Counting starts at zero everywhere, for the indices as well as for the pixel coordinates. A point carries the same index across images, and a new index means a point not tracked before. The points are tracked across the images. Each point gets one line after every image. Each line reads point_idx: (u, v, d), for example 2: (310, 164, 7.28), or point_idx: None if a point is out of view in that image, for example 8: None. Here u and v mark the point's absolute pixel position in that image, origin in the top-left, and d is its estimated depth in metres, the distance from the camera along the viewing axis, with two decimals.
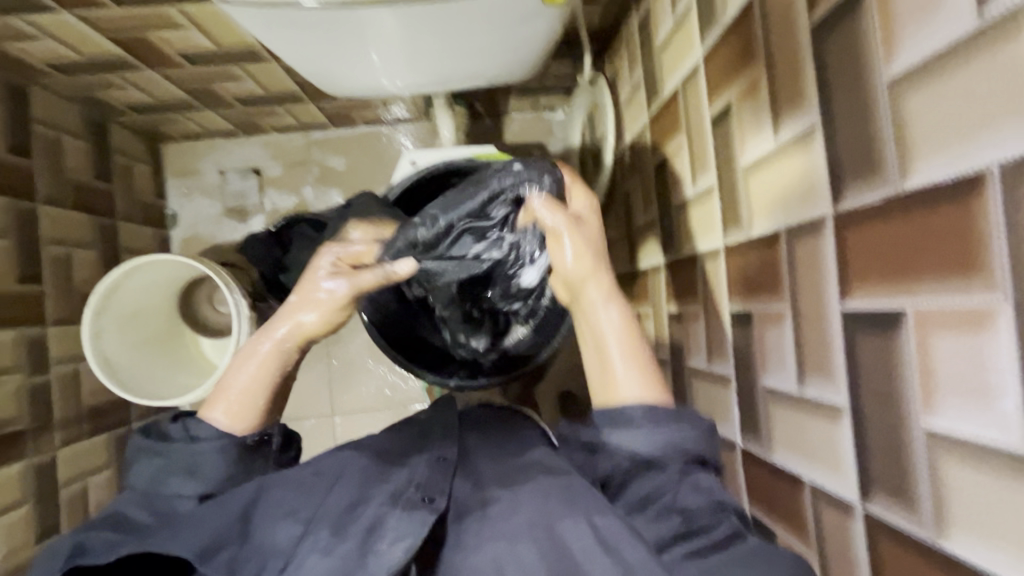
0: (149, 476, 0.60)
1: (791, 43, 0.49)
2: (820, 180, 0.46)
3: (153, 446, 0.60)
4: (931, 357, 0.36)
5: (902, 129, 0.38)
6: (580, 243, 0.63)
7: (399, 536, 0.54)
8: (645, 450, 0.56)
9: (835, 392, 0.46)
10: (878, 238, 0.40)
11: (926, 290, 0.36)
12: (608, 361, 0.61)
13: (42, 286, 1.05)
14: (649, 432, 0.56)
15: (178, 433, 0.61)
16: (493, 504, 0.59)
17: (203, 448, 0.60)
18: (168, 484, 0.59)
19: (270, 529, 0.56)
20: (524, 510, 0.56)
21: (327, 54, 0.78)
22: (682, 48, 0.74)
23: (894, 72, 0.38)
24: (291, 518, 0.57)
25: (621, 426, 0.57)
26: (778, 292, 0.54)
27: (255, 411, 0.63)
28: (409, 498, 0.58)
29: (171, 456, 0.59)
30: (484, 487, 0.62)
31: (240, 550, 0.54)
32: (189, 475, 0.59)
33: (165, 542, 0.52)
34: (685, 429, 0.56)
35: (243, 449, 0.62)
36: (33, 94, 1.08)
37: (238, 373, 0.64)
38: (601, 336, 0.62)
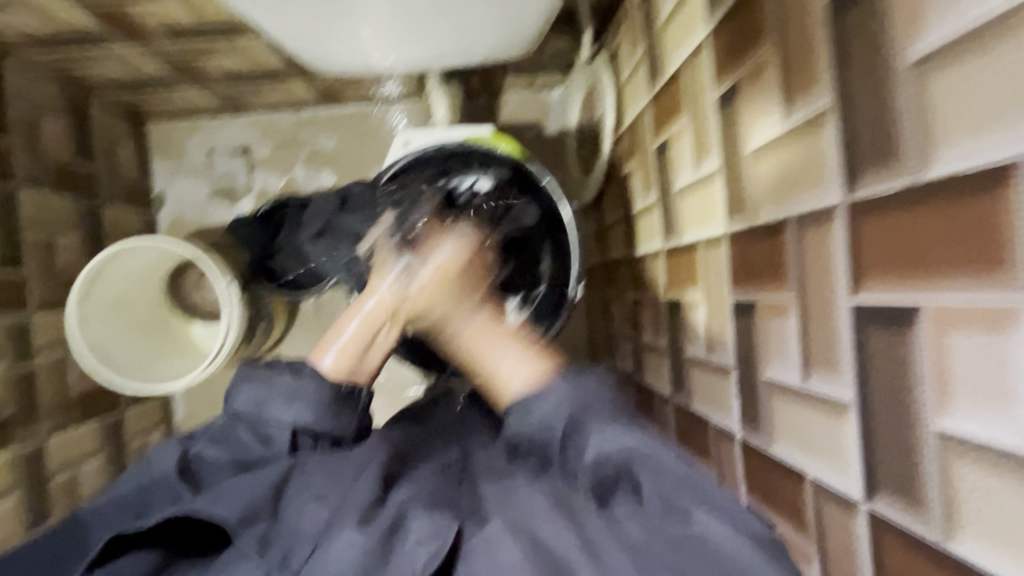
0: (253, 401, 0.57)
1: (805, 20, 0.46)
2: (831, 167, 0.44)
3: (262, 374, 0.58)
4: (946, 356, 0.35)
5: (924, 115, 0.35)
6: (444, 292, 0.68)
7: (423, 537, 0.45)
8: (540, 429, 0.55)
9: (840, 387, 0.45)
10: (893, 229, 0.38)
11: (944, 286, 0.34)
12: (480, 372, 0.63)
13: (24, 270, 1.02)
14: (528, 411, 0.56)
15: (283, 366, 0.59)
16: (486, 506, 0.50)
17: (303, 382, 0.57)
18: (269, 413, 0.56)
19: (298, 512, 0.48)
20: (533, 505, 0.49)
21: (314, 29, 0.74)
22: (686, 25, 0.71)
23: (918, 53, 0.35)
24: (321, 501, 0.49)
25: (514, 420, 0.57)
26: (782, 282, 0.52)
27: (353, 357, 0.64)
28: (430, 499, 0.50)
29: (276, 385, 0.57)
30: (474, 485, 0.55)
31: (271, 529, 0.47)
32: (290, 404, 0.57)
33: (207, 507, 0.47)
34: (554, 393, 0.55)
35: (337, 396, 0.58)
36: (8, 69, 1.03)
37: (347, 324, 0.67)
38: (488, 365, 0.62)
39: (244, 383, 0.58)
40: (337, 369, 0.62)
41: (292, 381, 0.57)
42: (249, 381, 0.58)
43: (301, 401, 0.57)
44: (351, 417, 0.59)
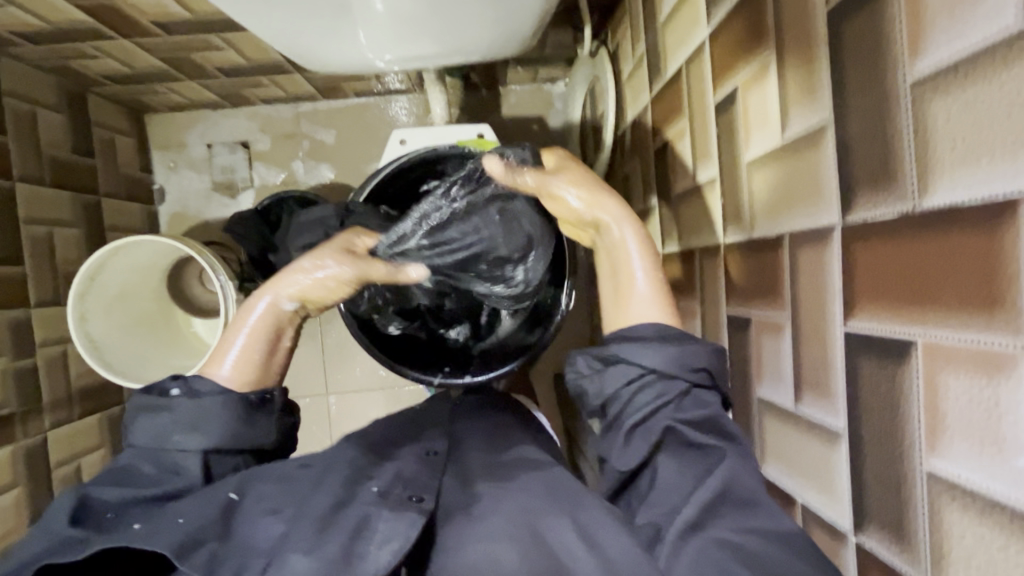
0: (154, 433, 0.56)
1: (805, 29, 0.44)
2: (828, 187, 0.42)
3: (154, 403, 0.57)
4: (938, 396, 0.33)
5: (924, 138, 0.33)
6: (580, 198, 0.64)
7: (386, 538, 0.48)
8: (660, 365, 0.52)
9: (833, 415, 0.43)
10: (889, 256, 0.36)
11: (940, 323, 0.33)
12: (624, 283, 0.61)
13: (23, 267, 1.03)
14: (659, 349, 0.52)
15: (177, 391, 0.58)
16: (477, 503, 0.54)
17: (205, 404, 0.57)
18: (170, 440, 0.56)
19: (251, 526, 0.50)
20: (506, 507, 0.53)
21: (304, 30, 0.72)
22: (687, 23, 0.68)
23: (919, 72, 0.33)
24: (274, 515, 0.51)
25: (630, 341, 0.54)
26: (778, 300, 0.51)
27: (257, 364, 0.64)
28: (397, 497, 0.52)
29: (175, 411, 0.57)
30: (470, 483, 0.58)
31: (221, 548, 0.47)
32: (192, 431, 0.56)
33: (142, 537, 0.46)
34: (692, 345, 0.53)
35: (247, 406, 0.60)
36: (3, 64, 1.02)
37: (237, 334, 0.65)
38: (625, 263, 0.61)
39: (140, 417, 0.57)
40: (240, 372, 0.63)
41: (190, 402, 0.57)
42: (144, 416, 0.57)
43: (200, 425, 0.57)
44: (268, 425, 0.61)
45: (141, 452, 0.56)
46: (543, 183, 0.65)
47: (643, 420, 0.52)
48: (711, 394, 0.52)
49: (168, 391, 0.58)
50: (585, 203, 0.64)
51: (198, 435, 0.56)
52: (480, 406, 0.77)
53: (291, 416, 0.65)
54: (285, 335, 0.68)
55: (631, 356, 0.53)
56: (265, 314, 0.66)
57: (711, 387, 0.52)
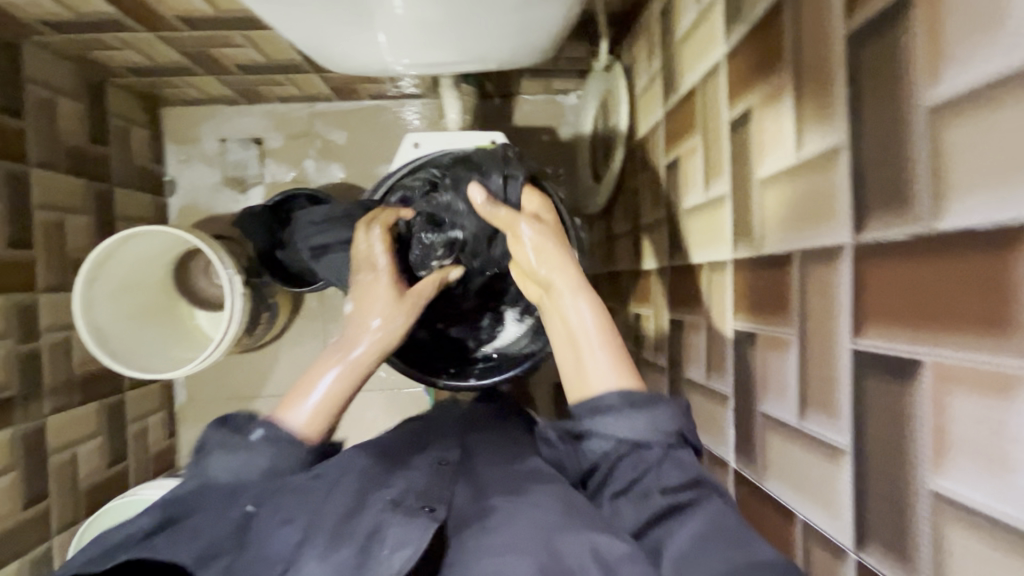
0: (228, 470, 0.55)
1: (823, 53, 0.45)
2: (840, 206, 0.43)
3: (233, 442, 0.56)
4: (945, 417, 0.34)
5: (938, 162, 0.34)
6: (540, 238, 0.68)
7: (400, 543, 0.47)
8: (629, 435, 0.54)
9: (837, 433, 0.43)
10: (899, 278, 0.37)
11: (948, 344, 0.33)
12: (583, 356, 0.62)
13: (33, 252, 1.03)
14: (627, 418, 0.54)
15: (259, 434, 0.57)
16: (490, 516, 0.51)
17: (285, 450, 0.58)
18: (248, 480, 0.55)
19: (268, 537, 0.50)
20: (520, 521, 0.49)
21: (327, 31, 0.73)
22: (704, 42, 0.69)
23: (937, 98, 0.34)
24: (289, 524, 0.50)
25: (598, 414, 0.56)
26: (785, 316, 0.51)
27: (327, 420, 0.62)
28: (410, 505, 0.51)
29: (256, 451, 0.56)
30: (484, 496, 0.55)
31: (234, 561, 0.48)
32: (267, 477, 0.56)
33: (162, 549, 0.47)
34: (656, 410, 0.54)
35: (319, 455, 0.61)
36: (26, 51, 1.03)
37: (312, 388, 0.64)
38: (575, 337, 0.64)
39: (214, 450, 0.56)
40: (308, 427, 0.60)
41: (271, 447, 0.57)
42: (221, 451, 0.55)
43: (278, 470, 0.57)
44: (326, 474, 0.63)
45: (216, 487, 0.54)
46: (514, 222, 0.70)
47: (626, 486, 0.52)
48: (688, 454, 0.52)
49: (247, 432, 0.58)
50: (538, 259, 0.68)
51: (272, 480, 0.56)
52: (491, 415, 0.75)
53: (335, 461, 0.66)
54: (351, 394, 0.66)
55: (601, 430, 0.55)
56: (339, 377, 0.65)
57: (688, 447, 0.53)
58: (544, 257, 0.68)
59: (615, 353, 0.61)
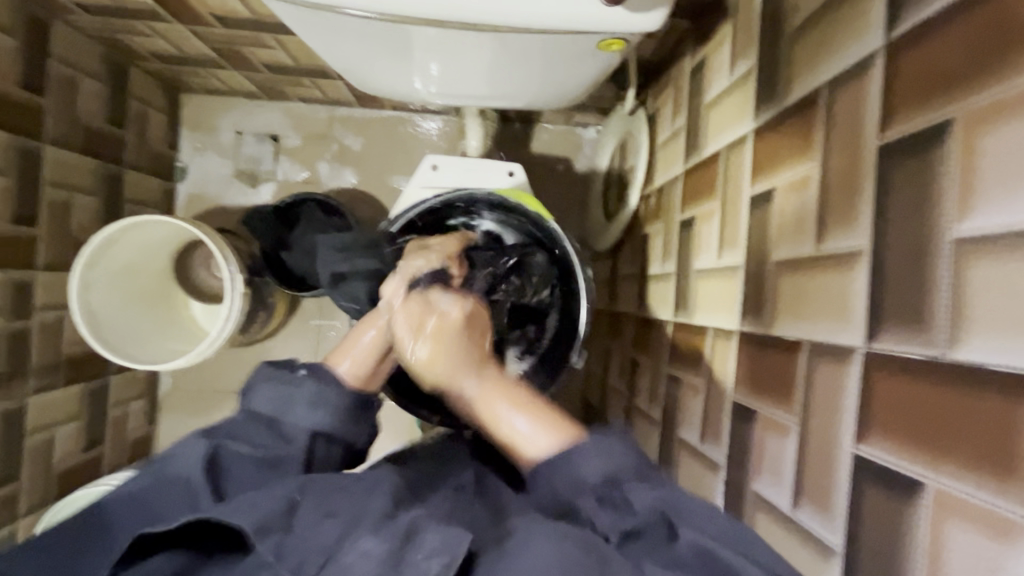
0: (273, 405, 0.52)
1: (853, 157, 0.46)
2: (855, 309, 0.44)
3: (285, 377, 0.53)
4: (943, 544, 0.34)
5: (959, 295, 0.35)
6: (457, 336, 0.61)
7: (437, 549, 0.40)
8: (588, 476, 0.45)
9: (831, 531, 0.44)
10: (908, 395, 0.38)
11: (951, 473, 0.34)
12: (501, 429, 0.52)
13: (37, 229, 1.02)
14: (586, 458, 0.46)
15: (304, 371, 0.54)
16: (510, 536, 0.45)
17: (326, 388, 0.53)
18: (291, 416, 0.52)
19: (311, 526, 0.42)
20: (543, 542, 0.41)
21: (362, 57, 0.74)
22: (733, 113, 0.70)
23: (963, 232, 0.35)
24: (332, 518, 0.43)
25: (545, 466, 0.47)
26: (787, 402, 0.52)
27: (369, 369, 0.62)
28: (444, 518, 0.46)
29: (298, 387, 0.53)
30: (503, 520, 0.50)
31: (284, 539, 0.41)
32: (312, 409, 0.52)
33: (224, 513, 0.42)
34: (593, 450, 0.46)
35: (357, 401, 0.55)
36: (56, 29, 1.03)
37: (356, 342, 0.63)
38: (495, 411, 0.53)
39: (266, 384, 0.53)
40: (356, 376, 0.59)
41: (315, 384, 0.53)
42: (269, 383, 0.53)
43: (322, 406, 0.53)
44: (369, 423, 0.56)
45: (263, 421, 0.51)
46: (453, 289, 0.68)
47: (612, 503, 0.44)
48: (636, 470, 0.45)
49: (294, 369, 0.55)
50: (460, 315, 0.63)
51: (317, 417, 0.52)
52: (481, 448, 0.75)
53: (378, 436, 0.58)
54: (390, 358, 0.65)
55: (559, 462, 0.47)
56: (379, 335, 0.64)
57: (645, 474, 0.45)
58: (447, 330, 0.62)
59: (544, 411, 0.51)
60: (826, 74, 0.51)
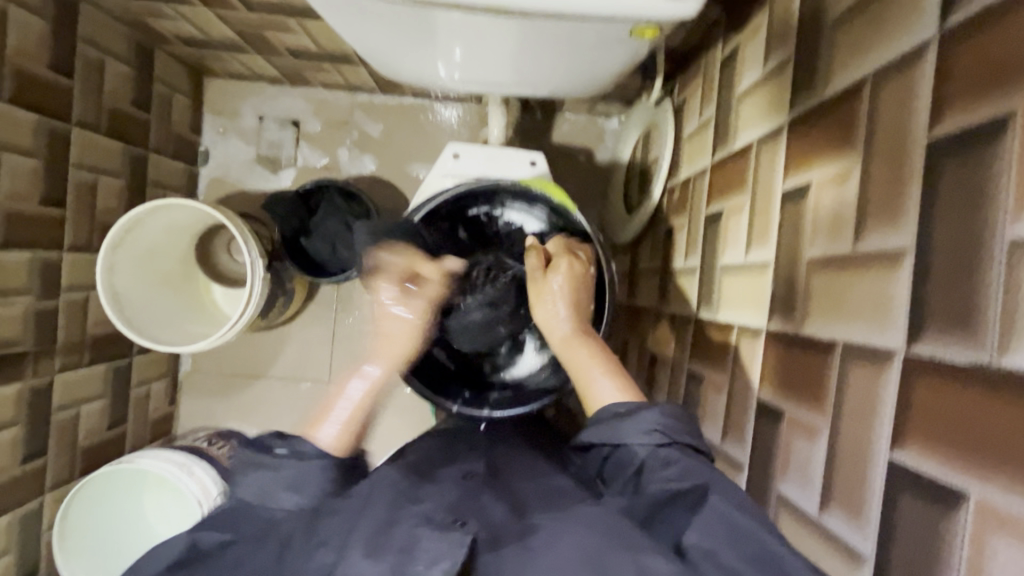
0: (256, 491, 0.57)
1: (898, 152, 0.44)
2: (896, 312, 0.42)
3: (260, 459, 0.59)
4: (984, 557, 0.33)
5: (1012, 299, 0.33)
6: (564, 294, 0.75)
7: (434, 557, 0.48)
8: (638, 447, 0.57)
9: (861, 538, 0.43)
10: (952, 402, 0.36)
11: (997, 484, 0.33)
12: (589, 391, 0.67)
13: (64, 210, 1.04)
14: (642, 431, 0.57)
15: (283, 450, 0.60)
16: (533, 534, 0.53)
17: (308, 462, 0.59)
18: (274, 499, 0.57)
19: (309, 557, 0.52)
20: (567, 541, 0.50)
21: (388, 41, 0.73)
22: (766, 105, 0.68)
23: (1020, 231, 0.33)
24: (326, 547, 0.52)
25: (623, 419, 0.59)
26: (818, 405, 0.51)
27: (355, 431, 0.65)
28: (442, 522, 0.54)
29: (279, 470, 0.58)
30: (527, 514, 0.58)
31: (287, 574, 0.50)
32: (293, 491, 0.58)
33: None
34: (642, 416, 0.58)
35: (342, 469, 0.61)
36: (84, 12, 1.04)
37: (339, 403, 0.67)
38: (581, 370, 0.69)
39: (250, 472, 0.58)
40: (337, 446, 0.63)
41: (295, 462, 0.59)
42: (252, 471, 0.58)
43: (303, 485, 0.58)
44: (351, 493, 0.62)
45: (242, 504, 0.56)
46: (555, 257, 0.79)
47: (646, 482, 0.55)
48: (679, 453, 0.55)
49: (272, 447, 0.60)
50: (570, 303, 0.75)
51: (298, 494, 0.58)
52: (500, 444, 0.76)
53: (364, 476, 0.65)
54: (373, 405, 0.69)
55: (627, 436, 0.58)
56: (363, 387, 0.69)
57: (675, 443, 0.56)
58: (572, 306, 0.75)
59: (624, 382, 0.66)
60: (871, 66, 0.49)
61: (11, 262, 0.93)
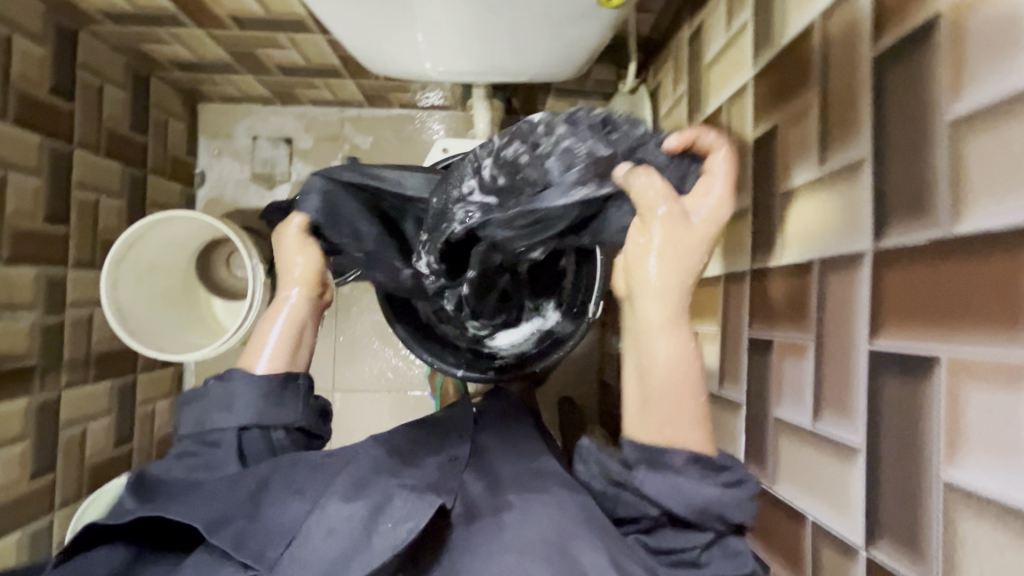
0: (195, 419, 0.59)
1: (850, 76, 0.48)
2: (862, 216, 0.45)
3: (193, 395, 0.61)
4: (959, 409, 0.36)
5: (959, 173, 0.37)
6: (673, 235, 0.53)
7: (404, 516, 0.47)
8: (680, 510, 0.48)
9: (851, 431, 0.45)
10: (916, 281, 0.39)
11: (963, 340, 0.35)
12: (663, 398, 0.50)
13: (67, 228, 1.07)
14: (692, 489, 0.48)
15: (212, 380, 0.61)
16: (507, 511, 0.52)
17: (235, 386, 0.60)
18: (210, 421, 0.59)
19: (276, 508, 0.50)
20: (540, 522, 0.50)
21: (374, 34, 0.77)
22: (732, 66, 0.73)
23: (959, 112, 0.37)
24: (299, 496, 0.51)
25: (655, 468, 0.49)
26: (803, 323, 0.53)
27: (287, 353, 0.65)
28: (419, 487, 0.51)
29: (209, 396, 0.60)
30: (500, 491, 0.56)
31: (249, 525, 0.48)
32: (227, 411, 0.59)
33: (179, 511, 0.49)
34: (720, 486, 0.48)
35: (273, 386, 0.61)
36: (82, 40, 1.09)
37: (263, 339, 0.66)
38: (643, 359, 0.52)
39: (186, 406, 0.60)
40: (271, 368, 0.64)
41: (223, 386, 0.60)
42: (187, 404, 0.60)
43: (237, 403, 0.59)
44: (295, 404, 0.63)
45: (189, 439, 0.59)
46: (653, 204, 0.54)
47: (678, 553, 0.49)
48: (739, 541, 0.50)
49: (205, 383, 0.62)
50: (665, 262, 0.53)
51: (229, 415, 0.59)
52: (503, 417, 0.75)
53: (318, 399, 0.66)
54: (309, 326, 0.69)
55: (654, 494, 0.48)
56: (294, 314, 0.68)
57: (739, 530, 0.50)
58: (674, 236, 0.53)
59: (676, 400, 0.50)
60: (819, 6, 0.54)
61: (17, 278, 0.95)
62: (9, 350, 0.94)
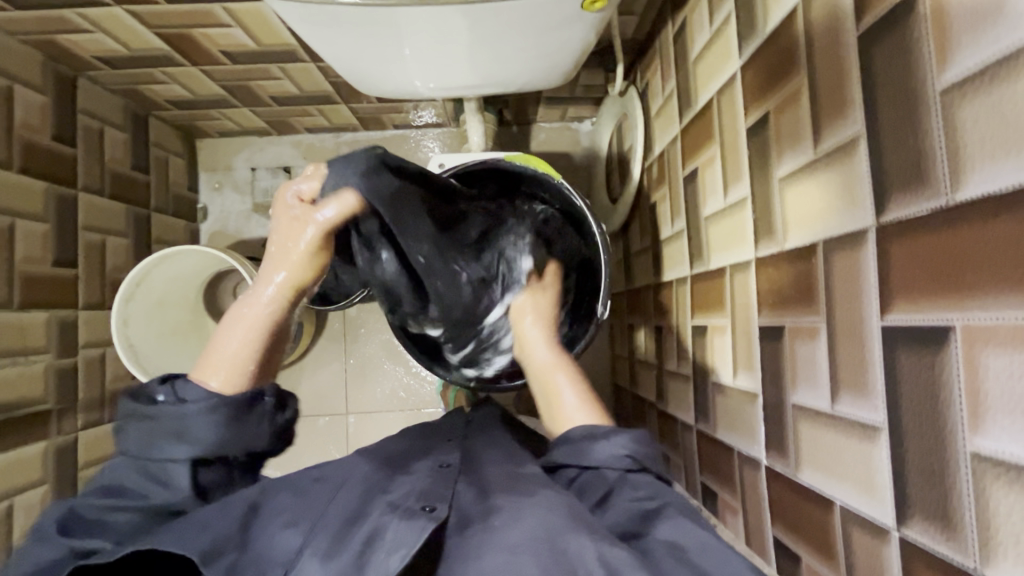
0: (140, 441, 0.53)
1: (836, 59, 0.48)
2: (861, 192, 0.45)
3: (141, 410, 0.54)
4: (980, 376, 0.35)
5: (953, 141, 0.37)
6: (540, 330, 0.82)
7: (396, 545, 0.47)
8: (595, 458, 0.60)
9: (873, 411, 0.44)
10: (922, 253, 0.39)
11: (976, 306, 0.35)
12: (557, 397, 0.73)
13: (76, 271, 1.08)
14: (596, 441, 0.61)
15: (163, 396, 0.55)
16: (495, 515, 0.50)
17: (189, 411, 0.53)
18: (157, 450, 0.53)
19: (269, 538, 0.50)
20: (528, 519, 0.48)
21: (364, 56, 0.79)
22: (719, 59, 0.73)
23: (947, 80, 0.37)
24: (293, 527, 0.51)
25: (571, 441, 0.63)
26: (811, 306, 0.53)
27: (247, 369, 0.59)
28: (408, 507, 0.51)
29: (158, 419, 0.53)
30: (487, 495, 0.54)
31: (241, 556, 0.48)
32: (178, 440, 0.53)
33: (169, 542, 0.46)
34: (618, 437, 0.61)
35: (235, 409, 0.56)
36: (81, 85, 1.11)
37: (229, 340, 0.60)
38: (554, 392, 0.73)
39: (129, 422, 0.54)
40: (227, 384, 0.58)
41: (173, 407, 0.53)
42: (133, 422, 0.54)
43: (192, 430, 0.53)
44: (260, 427, 0.58)
45: (131, 460, 0.54)
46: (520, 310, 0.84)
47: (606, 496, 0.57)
48: (645, 476, 0.58)
49: (154, 396, 0.55)
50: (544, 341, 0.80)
51: (186, 444, 0.53)
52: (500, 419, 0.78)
53: (286, 411, 0.61)
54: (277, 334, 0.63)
55: (570, 458, 0.62)
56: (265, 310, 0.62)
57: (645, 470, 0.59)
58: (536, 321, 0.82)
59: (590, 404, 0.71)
60: None
61: (30, 323, 0.97)
62: (25, 394, 0.94)
